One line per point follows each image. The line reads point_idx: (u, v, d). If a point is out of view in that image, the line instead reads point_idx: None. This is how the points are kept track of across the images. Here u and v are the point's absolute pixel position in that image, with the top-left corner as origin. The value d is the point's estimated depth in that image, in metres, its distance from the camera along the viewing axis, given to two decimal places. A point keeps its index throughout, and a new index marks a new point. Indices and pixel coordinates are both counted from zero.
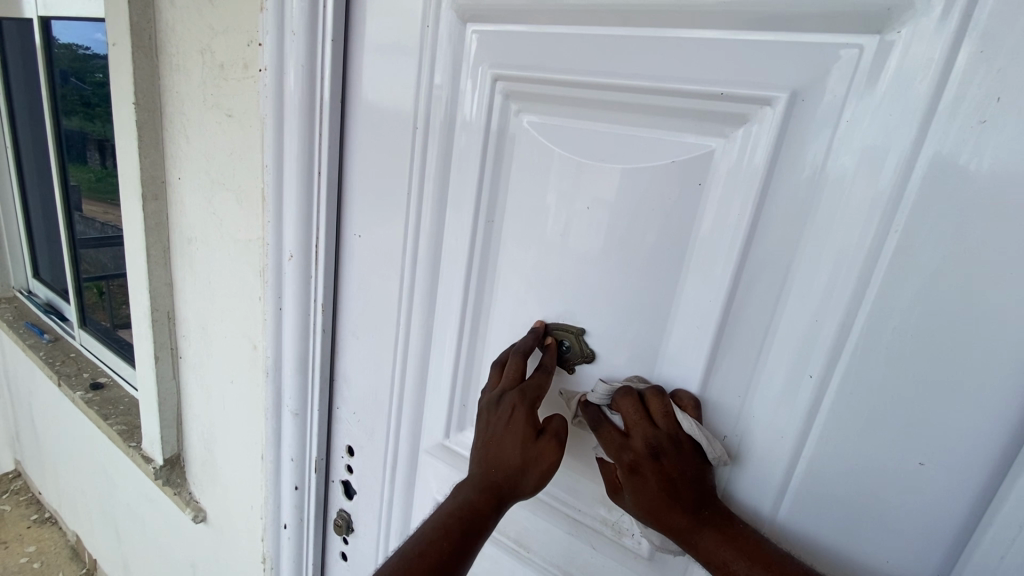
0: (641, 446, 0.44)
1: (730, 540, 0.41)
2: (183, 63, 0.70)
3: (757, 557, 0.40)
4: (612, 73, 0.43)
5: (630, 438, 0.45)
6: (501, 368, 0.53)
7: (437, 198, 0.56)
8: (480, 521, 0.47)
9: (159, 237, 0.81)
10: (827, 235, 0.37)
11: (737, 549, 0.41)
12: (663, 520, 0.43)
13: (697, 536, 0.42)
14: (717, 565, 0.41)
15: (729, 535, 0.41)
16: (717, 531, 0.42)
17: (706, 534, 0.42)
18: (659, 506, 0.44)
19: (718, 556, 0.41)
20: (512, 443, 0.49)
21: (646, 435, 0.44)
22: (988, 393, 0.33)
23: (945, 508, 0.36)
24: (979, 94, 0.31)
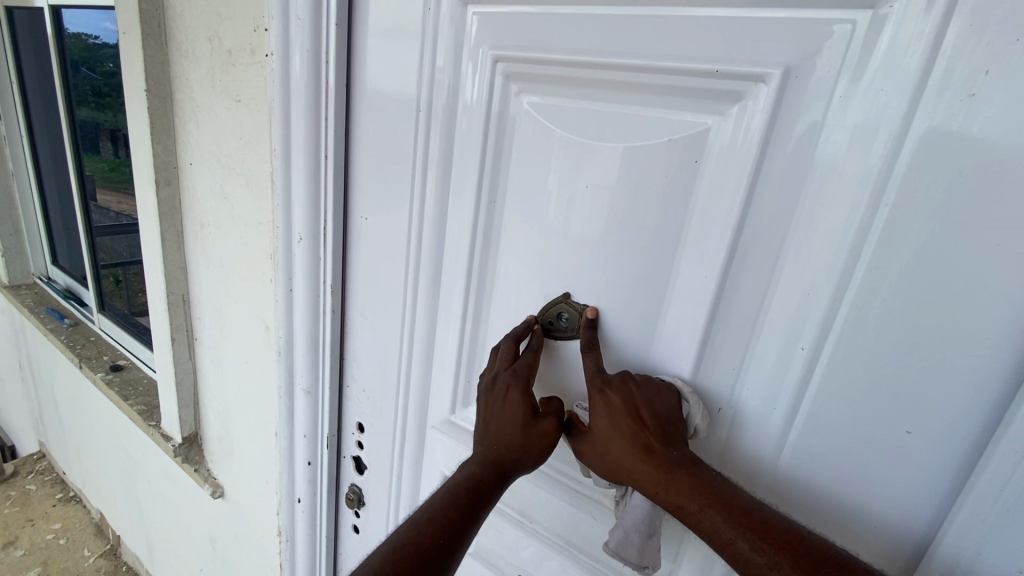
0: (616, 385, 0.47)
1: (705, 487, 0.41)
2: (193, 49, 0.71)
3: (733, 504, 0.40)
4: (610, 53, 0.44)
5: (608, 378, 0.48)
6: (495, 355, 0.56)
7: (441, 180, 0.58)
8: (485, 496, 0.46)
9: (172, 222, 0.83)
10: (820, 212, 0.38)
11: (711, 497, 0.40)
12: (639, 464, 0.44)
13: (672, 482, 0.42)
14: (691, 511, 0.41)
15: (703, 482, 0.41)
16: (690, 478, 0.42)
17: (681, 479, 0.42)
18: (635, 450, 0.45)
19: (692, 501, 0.41)
20: (511, 425, 0.50)
21: (625, 379, 0.47)
22: (973, 363, 0.35)
23: (931, 476, 0.38)
24: (967, 68, 0.32)
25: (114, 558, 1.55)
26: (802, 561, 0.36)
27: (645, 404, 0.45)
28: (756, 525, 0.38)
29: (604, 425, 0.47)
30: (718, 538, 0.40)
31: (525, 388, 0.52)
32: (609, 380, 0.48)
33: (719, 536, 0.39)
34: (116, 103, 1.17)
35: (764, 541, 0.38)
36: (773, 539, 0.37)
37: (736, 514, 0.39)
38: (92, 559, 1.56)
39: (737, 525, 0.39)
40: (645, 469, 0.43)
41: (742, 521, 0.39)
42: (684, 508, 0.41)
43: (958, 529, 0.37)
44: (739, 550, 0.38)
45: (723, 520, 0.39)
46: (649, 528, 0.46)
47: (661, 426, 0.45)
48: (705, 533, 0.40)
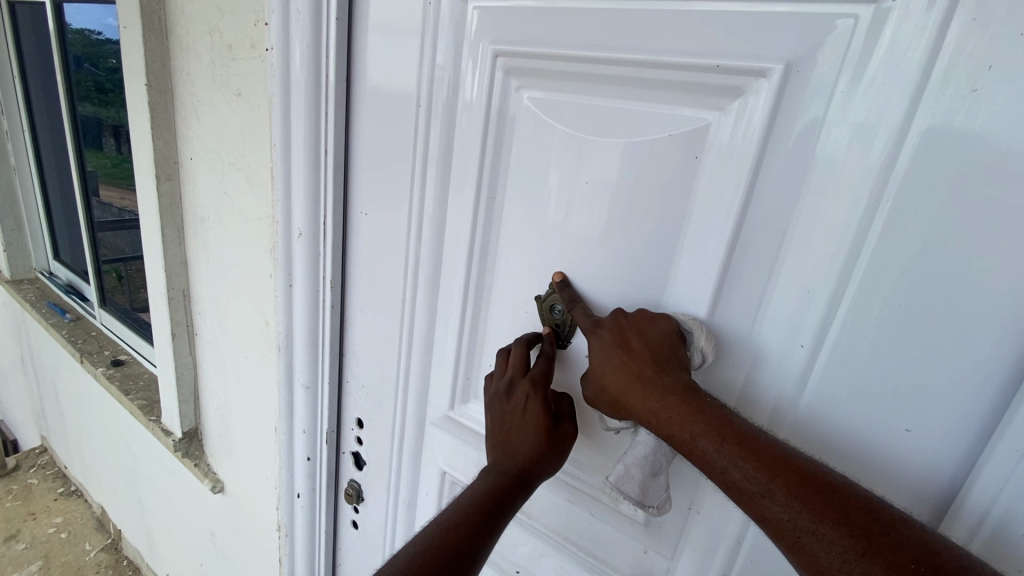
0: (609, 322, 0.47)
1: (697, 413, 0.40)
2: (193, 44, 0.71)
3: (726, 430, 0.38)
4: (610, 48, 0.44)
5: (601, 320, 0.48)
6: (506, 357, 0.55)
7: (441, 175, 0.58)
8: (509, 500, 0.46)
9: (173, 216, 0.83)
10: (821, 208, 0.38)
11: (704, 423, 0.39)
12: (633, 394, 0.43)
13: (664, 409, 0.41)
14: (684, 440, 0.40)
15: (696, 408, 0.40)
16: (683, 404, 0.40)
17: (672, 406, 0.41)
18: (628, 382, 0.44)
19: (684, 429, 0.40)
20: (530, 429, 0.50)
21: (618, 316, 0.47)
22: (974, 359, 0.35)
23: (931, 472, 0.38)
24: (970, 63, 0.31)
25: (115, 553, 1.55)
26: (795, 487, 0.35)
27: (639, 336, 0.45)
28: (750, 450, 0.37)
29: (598, 360, 0.46)
30: (710, 466, 0.38)
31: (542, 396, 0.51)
32: (604, 320, 0.48)
33: (710, 463, 0.38)
34: (117, 99, 1.17)
35: (757, 468, 0.36)
36: (767, 465, 0.36)
37: (729, 440, 0.38)
38: (93, 553, 1.56)
39: (729, 452, 0.38)
40: (639, 400, 0.43)
41: (735, 446, 0.38)
42: (675, 436, 0.40)
43: (959, 524, 0.37)
44: (731, 478, 0.37)
45: (715, 446, 0.38)
46: (652, 467, 0.46)
47: (655, 355, 0.44)
48: (698, 460, 0.39)
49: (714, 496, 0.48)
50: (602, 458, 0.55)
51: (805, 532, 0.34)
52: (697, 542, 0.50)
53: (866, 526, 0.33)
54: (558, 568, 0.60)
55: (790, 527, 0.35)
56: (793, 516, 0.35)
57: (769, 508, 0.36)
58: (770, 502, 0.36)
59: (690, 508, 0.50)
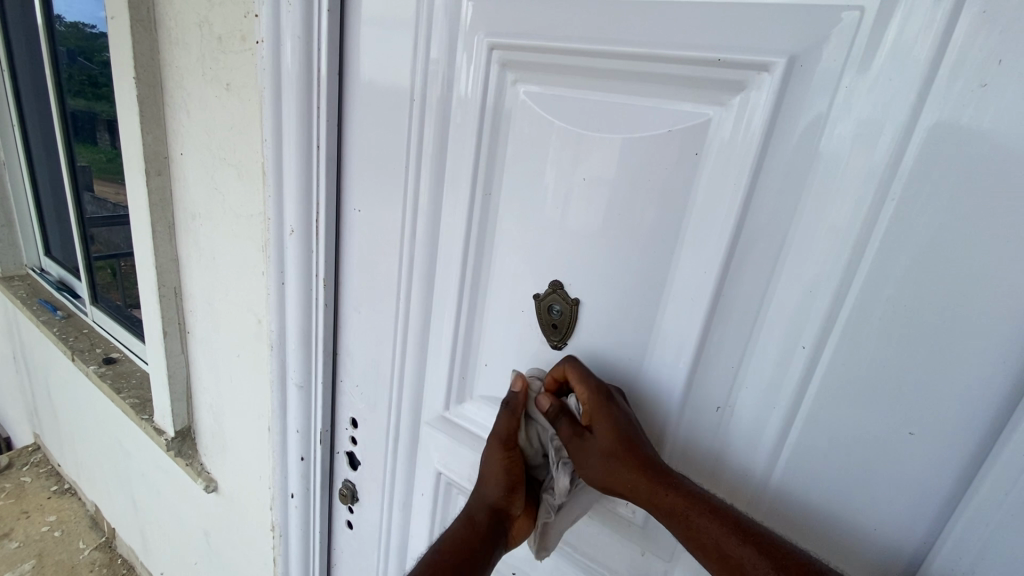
0: (618, 398, 0.48)
1: (705, 507, 0.41)
2: (183, 36, 0.70)
3: (735, 522, 0.40)
4: (608, 41, 0.43)
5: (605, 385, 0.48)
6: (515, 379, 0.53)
7: (435, 171, 0.56)
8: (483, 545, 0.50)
9: (164, 212, 0.82)
10: (822, 209, 0.37)
11: (713, 514, 0.40)
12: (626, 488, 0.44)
13: (670, 502, 0.42)
14: (695, 531, 0.41)
15: (703, 501, 0.41)
16: (690, 499, 0.41)
17: (679, 500, 0.42)
18: (634, 461, 0.44)
19: (697, 522, 0.41)
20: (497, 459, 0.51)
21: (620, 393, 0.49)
22: (978, 363, 0.34)
23: (935, 478, 0.37)
24: (979, 57, 0.30)
25: (109, 551, 1.55)
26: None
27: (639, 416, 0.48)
28: (758, 543, 0.39)
29: (601, 434, 0.46)
30: (720, 555, 0.39)
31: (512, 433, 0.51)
32: (609, 389, 0.48)
33: (721, 552, 0.39)
34: (110, 92, 1.15)
35: (767, 560, 0.38)
36: (777, 556, 0.38)
37: (738, 530, 0.39)
38: (87, 552, 1.55)
39: (740, 543, 0.39)
40: (645, 486, 0.43)
41: (745, 539, 0.39)
42: (687, 524, 0.41)
43: (960, 533, 0.36)
44: (746, 567, 0.38)
45: (726, 537, 0.39)
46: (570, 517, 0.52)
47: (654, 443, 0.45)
48: (707, 551, 0.40)
49: None
50: None
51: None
52: None
53: None
54: (555, 570, 0.60)
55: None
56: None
57: None
58: None
59: None
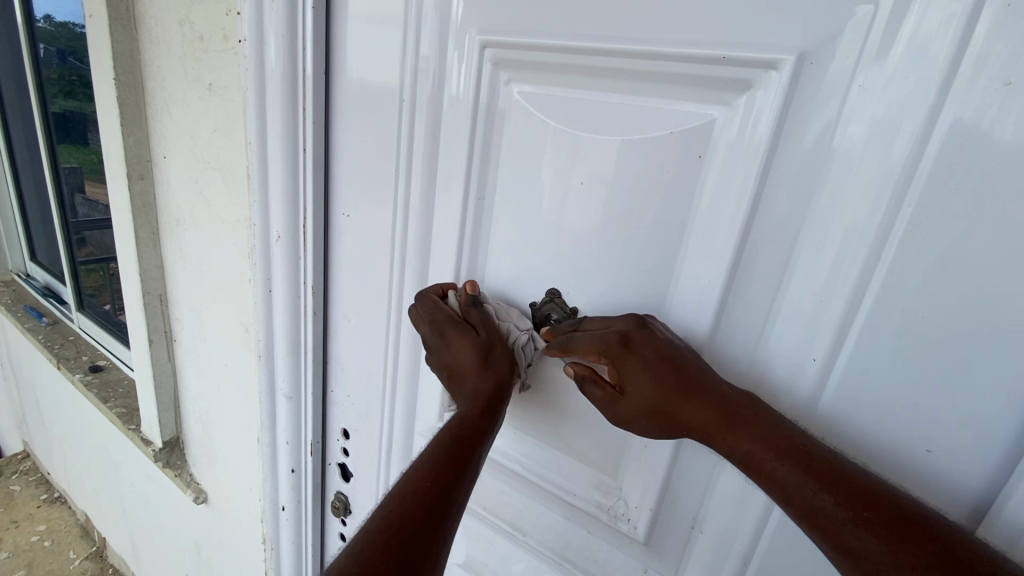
0: (620, 352, 0.42)
1: (766, 432, 0.36)
2: (164, 35, 0.67)
3: (803, 450, 0.35)
4: (606, 38, 0.41)
5: (597, 345, 0.44)
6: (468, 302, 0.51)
7: (426, 174, 0.54)
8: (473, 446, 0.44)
9: (147, 217, 0.79)
10: (833, 212, 0.35)
11: (772, 444, 0.36)
12: (683, 408, 0.39)
13: (729, 428, 0.38)
14: (756, 462, 0.37)
15: (764, 428, 0.37)
16: (749, 426, 0.37)
17: (738, 426, 0.37)
18: (673, 404, 0.40)
19: (756, 450, 0.36)
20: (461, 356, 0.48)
21: (615, 338, 0.43)
22: (1000, 378, 0.31)
23: (953, 498, 0.35)
24: (1004, 53, 0.28)
25: (100, 561, 1.53)
26: (876, 510, 0.32)
27: (652, 347, 0.42)
28: (820, 472, 0.34)
29: (633, 399, 0.42)
30: (780, 490, 0.35)
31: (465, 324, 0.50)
32: (604, 349, 0.43)
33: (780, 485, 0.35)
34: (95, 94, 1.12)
35: (837, 490, 0.33)
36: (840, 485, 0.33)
37: (798, 459, 0.35)
38: (77, 562, 1.53)
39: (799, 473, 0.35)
40: (702, 417, 0.39)
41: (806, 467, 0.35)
42: (748, 455, 0.37)
43: None
44: (807, 501, 0.34)
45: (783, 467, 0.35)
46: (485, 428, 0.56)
47: (698, 372, 0.40)
48: (767, 483, 0.36)
49: (716, 514, 0.45)
50: (600, 475, 0.52)
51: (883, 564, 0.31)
52: (699, 561, 0.47)
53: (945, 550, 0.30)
54: None
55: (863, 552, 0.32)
56: (875, 543, 0.31)
57: (849, 536, 0.32)
58: (849, 528, 0.32)
59: (693, 527, 0.47)
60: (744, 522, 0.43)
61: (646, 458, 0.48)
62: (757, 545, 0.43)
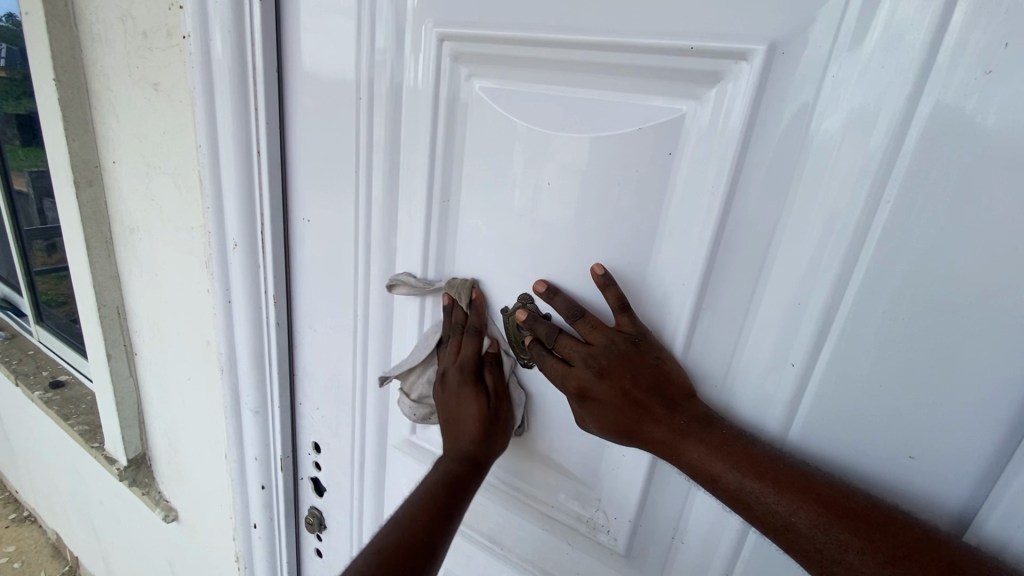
0: (592, 382, 0.41)
1: (715, 450, 0.36)
2: (105, 31, 0.63)
3: (750, 463, 0.35)
4: (570, 29, 0.38)
5: (572, 367, 0.42)
6: (496, 364, 0.50)
7: (387, 176, 0.51)
8: (461, 490, 0.46)
9: (99, 226, 0.75)
10: (809, 211, 0.33)
11: (759, 473, 0.35)
12: (638, 430, 0.40)
13: (680, 447, 0.38)
14: (707, 478, 0.37)
15: (748, 455, 0.36)
16: (732, 456, 0.36)
17: (689, 445, 0.37)
18: (633, 428, 0.40)
19: (704, 466, 0.37)
20: (471, 414, 0.47)
21: (591, 366, 0.41)
22: (983, 382, 0.30)
23: (938, 507, 0.33)
24: (984, 38, 0.26)
25: None
26: (821, 515, 0.32)
27: (625, 381, 0.40)
28: (812, 499, 0.33)
29: (598, 420, 0.42)
30: (771, 522, 0.34)
31: (474, 379, 0.49)
32: (577, 377, 0.42)
33: (771, 517, 0.34)
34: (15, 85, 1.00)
35: (781, 501, 0.34)
36: (833, 511, 0.32)
37: (787, 487, 0.34)
38: None
39: (790, 503, 0.33)
40: (684, 449, 0.37)
41: (795, 494, 0.33)
42: (698, 472, 0.37)
43: None
44: (757, 513, 0.35)
45: (773, 497, 0.34)
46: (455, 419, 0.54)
47: (654, 398, 0.39)
48: (722, 496, 0.36)
49: (697, 524, 0.43)
50: (578, 486, 0.50)
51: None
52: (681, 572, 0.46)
53: (891, 550, 0.30)
54: None
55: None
56: (819, 546, 0.32)
57: (799, 540, 0.33)
58: (797, 534, 0.33)
59: (673, 537, 0.46)
60: (725, 533, 0.42)
61: (624, 468, 0.46)
62: (740, 555, 0.41)
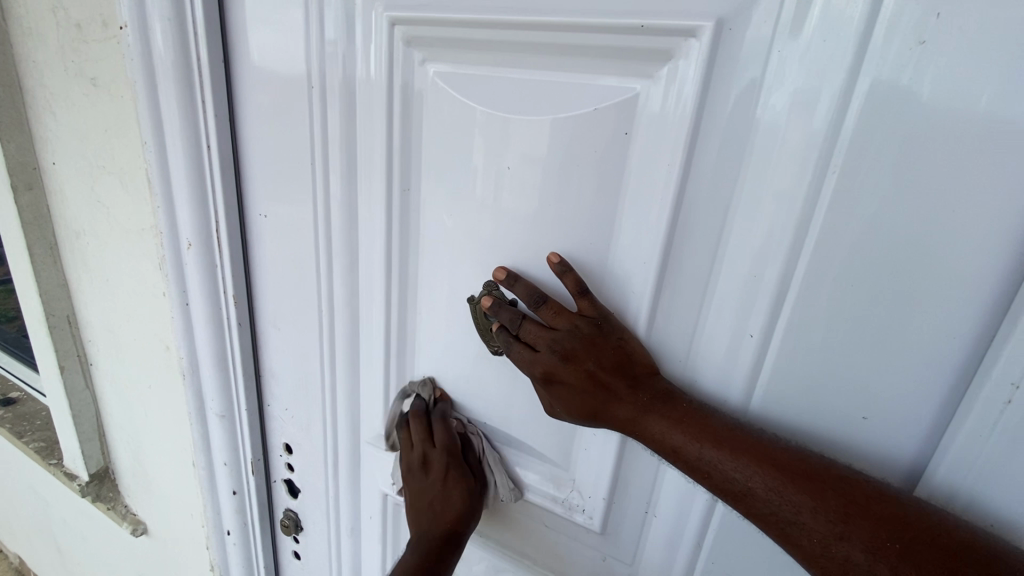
0: (558, 366, 0.41)
1: (676, 422, 0.37)
2: (35, 24, 0.59)
3: (708, 433, 0.36)
4: (521, 10, 0.38)
5: (539, 353, 0.42)
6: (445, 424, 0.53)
7: (344, 167, 0.50)
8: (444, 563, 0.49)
9: (42, 232, 0.71)
10: (762, 183, 0.34)
11: (717, 442, 0.36)
12: (604, 409, 0.40)
13: (643, 422, 0.39)
14: (670, 450, 0.38)
15: (707, 426, 0.37)
16: (693, 427, 0.37)
17: (652, 419, 0.38)
18: (599, 407, 0.41)
19: (666, 439, 0.38)
20: (452, 489, 0.51)
21: (556, 351, 0.41)
22: (928, 340, 0.31)
23: (892, 462, 0.35)
24: (917, 9, 0.28)
25: None
26: (775, 479, 0.34)
27: (590, 363, 0.40)
28: (766, 463, 0.34)
29: (566, 404, 0.42)
30: (730, 488, 0.35)
31: (457, 461, 0.52)
32: (543, 362, 0.42)
33: (729, 484, 0.35)
34: None
35: (738, 467, 0.35)
36: (787, 474, 0.33)
37: (743, 454, 0.35)
38: None
39: (746, 469, 0.34)
40: (647, 423, 0.38)
41: (752, 460, 0.34)
42: (661, 445, 0.38)
43: None
44: (717, 481, 0.36)
45: (730, 464, 0.35)
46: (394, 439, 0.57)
47: (618, 376, 0.40)
48: (685, 467, 0.37)
49: (668, 497, 0.44)
50: (552, 468, 0.50)
51: (833, 545, 0.32)
52: (656, 545, 0.47)
53: (839, 506, 0.32)
54: None
55: (813, 537, 0.33)
56: (774, 509, 0.34)
57: (756, 504, 0.34)
58: (753, 499, 0.34)
59: (647, 512, 0.46)
60: (695, 504, 0.43)
61: (597, 448, 0.47)
62: (709, 525, 0.43)
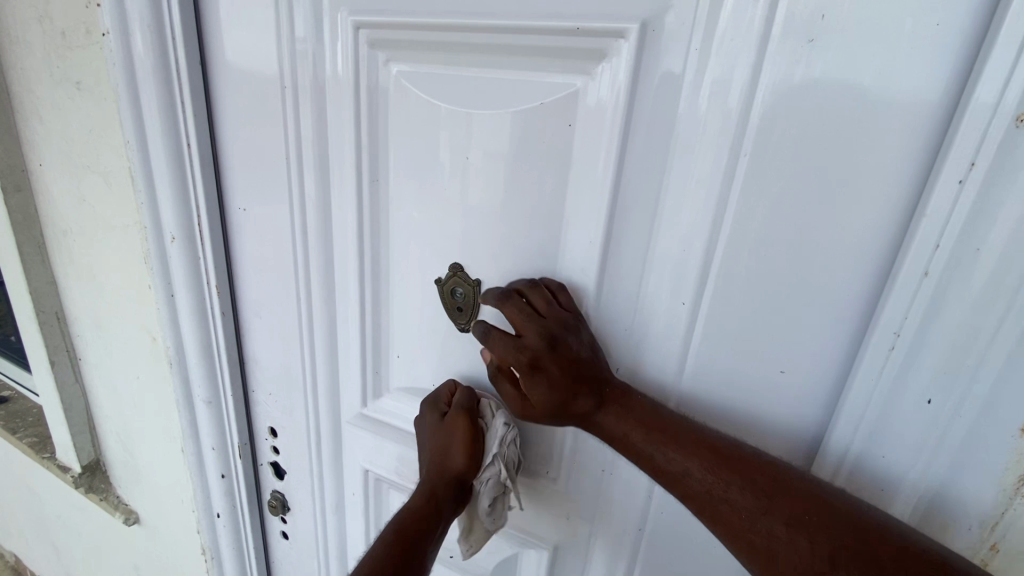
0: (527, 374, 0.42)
1: (626, 416, 0.41)
2: (20, 31, 0.62)
3: (651, 423, 0.41)
4: (471, 15, 0.42)
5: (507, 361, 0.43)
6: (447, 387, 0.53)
7: (317, 162, 0.54)
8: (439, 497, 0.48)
9: (29, 230, 0.73)
10: (687, 167, 0.38)
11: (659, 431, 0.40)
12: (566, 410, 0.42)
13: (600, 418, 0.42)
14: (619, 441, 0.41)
15: (650, 417, 0.41)
16: (640, 421, 0.41)
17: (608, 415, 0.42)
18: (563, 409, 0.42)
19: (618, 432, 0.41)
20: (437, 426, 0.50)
21: (522, 357, 0.42)
22: (830, 298, 0.37)
23: (808, 406, 0.40)
24: (805, 11, 0.32)
25: None
26: (706, 462, 0.38)
27: (555, 369, 0.42)
28: (699, 448, 0.39)
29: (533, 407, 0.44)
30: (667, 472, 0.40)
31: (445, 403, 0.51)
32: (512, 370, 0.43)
33: (666, 468, 0.40)
34: None
35: (676, 451, 0.39)
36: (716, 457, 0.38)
37: (680, 440, 0.40)
38: None
39: (681, 453, 0.39)
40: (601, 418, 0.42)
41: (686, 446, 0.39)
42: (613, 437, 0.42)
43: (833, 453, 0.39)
44: (657, 464, 0.40)
45: (668, 450, 0.40)
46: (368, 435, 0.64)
47: (581, 378, 0.42)
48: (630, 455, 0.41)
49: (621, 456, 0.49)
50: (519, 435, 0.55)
51: (749, 517, 0.37)
52: (612, 501, 0.51)
53: (757, 483, 0.37)
54: (490, 546, 0.61)
55: (733, 512, 0.37)
56: (705, 488, 0.38)
57: (689, 484, 0.39)
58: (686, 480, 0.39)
59: (603, 472, 0.51)
60: None
61: None
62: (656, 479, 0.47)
